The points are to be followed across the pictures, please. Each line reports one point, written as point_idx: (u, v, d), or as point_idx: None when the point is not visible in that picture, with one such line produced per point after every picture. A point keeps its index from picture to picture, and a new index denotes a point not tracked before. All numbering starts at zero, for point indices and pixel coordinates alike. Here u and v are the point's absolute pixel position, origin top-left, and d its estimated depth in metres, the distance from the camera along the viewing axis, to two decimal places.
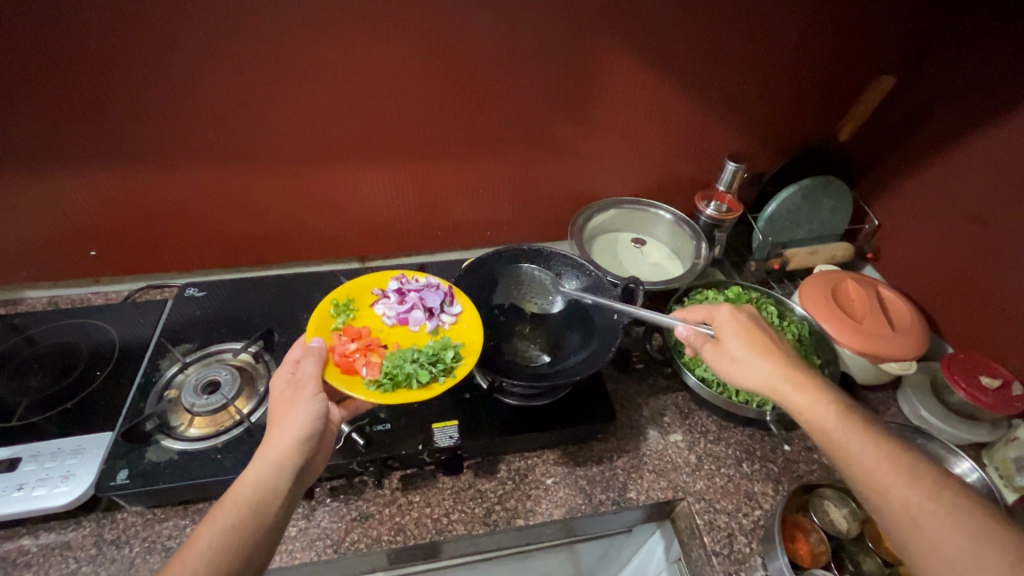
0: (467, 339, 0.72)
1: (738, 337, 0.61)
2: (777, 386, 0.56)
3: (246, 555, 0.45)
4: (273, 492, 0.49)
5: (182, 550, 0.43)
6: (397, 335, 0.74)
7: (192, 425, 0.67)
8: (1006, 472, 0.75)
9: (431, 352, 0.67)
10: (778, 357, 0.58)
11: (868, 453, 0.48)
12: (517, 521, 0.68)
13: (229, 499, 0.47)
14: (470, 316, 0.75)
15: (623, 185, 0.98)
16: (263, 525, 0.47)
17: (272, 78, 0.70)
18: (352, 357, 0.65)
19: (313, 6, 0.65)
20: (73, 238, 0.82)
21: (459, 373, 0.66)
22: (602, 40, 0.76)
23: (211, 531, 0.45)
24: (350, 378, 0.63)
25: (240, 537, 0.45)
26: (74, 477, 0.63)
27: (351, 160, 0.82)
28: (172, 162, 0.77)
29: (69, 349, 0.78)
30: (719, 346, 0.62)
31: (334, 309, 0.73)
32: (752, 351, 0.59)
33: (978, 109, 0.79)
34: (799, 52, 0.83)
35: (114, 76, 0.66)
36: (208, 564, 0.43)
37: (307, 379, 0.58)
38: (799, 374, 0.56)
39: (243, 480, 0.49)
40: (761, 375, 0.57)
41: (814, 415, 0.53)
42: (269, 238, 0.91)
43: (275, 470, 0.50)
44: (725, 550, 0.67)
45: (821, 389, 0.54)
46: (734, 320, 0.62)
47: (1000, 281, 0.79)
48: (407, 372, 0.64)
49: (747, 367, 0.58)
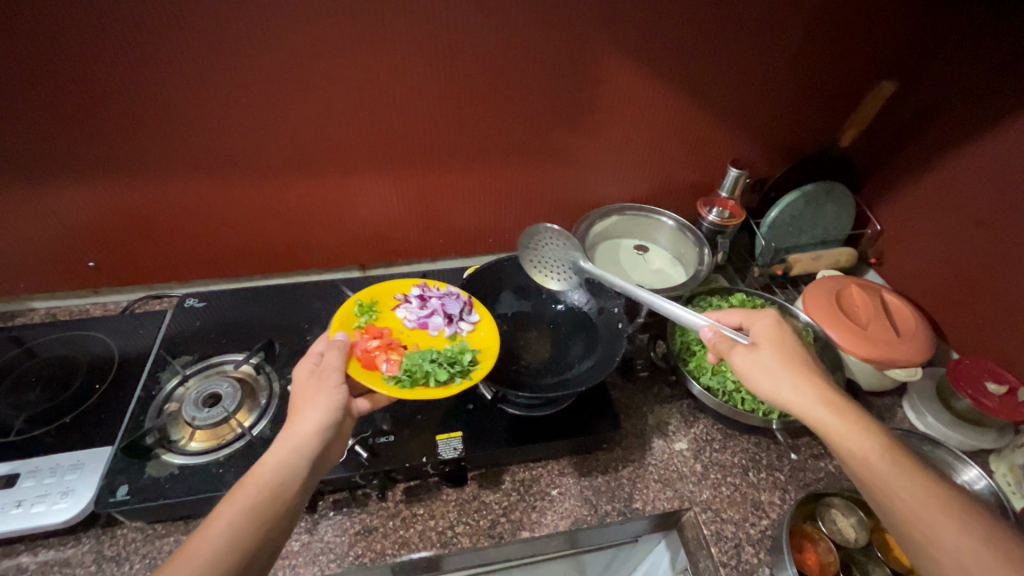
0: (483, 347, 0.72)
1: (774, 347, 0.57)
2: (808, 403, 0.53)
3: (261, 538, 0.45)
4: (291, 477, 0.49)
5: (203, 525, 0.44)
6: (416, 337, 0.73)
7: (193, 439, 0.67)
8: (1015, 479, 0.74)
9: (450, 354, 0.68)
10: (814, 374, 0.55)
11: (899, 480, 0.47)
12: (522, 532, 0.67)
13: (250, 478, 0.48)
14: (487, 325, 0.74)
15: (624, 191, 0.98)
16: (282, 508, 0.47)
17: (272, 88, 0.70)
18: (373, 353, 0.65)
19: (313, 17, 0.65)
20: (70, 249, 0.82)
21: (476, 376, 0.66)
22: (603, 48, 0.76)
23: (230, 511, 0.45)
24: (371, 373, 0.63)
25: (261, 516, 0.45)
26: (73, 493, 0.62)
27: (351, 169, 0.82)
28: (171, 172, 0.76)
29: (67, 361, 0.77)
30: (751, 351, 0.58)
31: (357, 308, 0.73)
32: (787, 363, 0.56)
33: (979, 114, 0.79)
34: (802, 57, 0.83)
35: (112, 87, 0.66)
36: (224, 544, 0.43)
37: (332, 369, 0.58)
38: (836, 394, 0.53)
39: (263, 462, 0.49)
40: (793, 389, 0.54)
41: (848, 438, 0.50)
42: (269, 247, 0.90)
43: (294, 456, 0.50)
44: (733, 561, 0.67)
45: (858, 413, 0.52)
46: (775, 329, 0.60)
47: (1004, 286, 0.79)
48: (426, 370, 0.64)
49: (775, 379, 0.55)
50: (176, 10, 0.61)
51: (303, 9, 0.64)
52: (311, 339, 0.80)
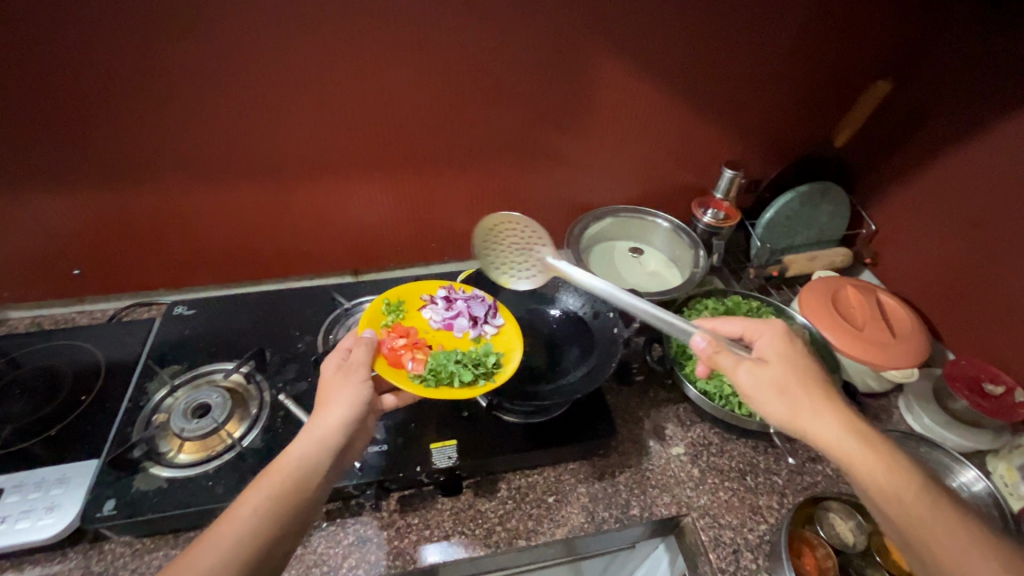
0: (506, 350, 0.73)
1: (785, 363, 0.55)
2: (830, 429, 0.50)
3: (287, 524, 0.47)
4: (314, 470, 0.50)
5: (229, 511, 0.46)
6: (442, 338, 0.75)
7: (182, 451, 0.65)
8: (1011, 480, 0.74)
9: (474, 356, 0.69)
10: (830, 395, 0.53)
11: (928, 514, 0.46)
12: (519, 541, 0.66)
13: (275, 468, 0.49)
14: (511, 329, 0.76)
15: (619, 193, 0.97)
16: (302, 501, 0.48)
17: (259, 92, 0.69)
18: (399, 351, 0.67)
19: (300, 20, 0.63)
20: (55, 257, 0.80)
21: (498, 379, 0.67)
22: (596, 50, 0.75)
23: (256, 498, 0.47)
24: (396, 371, 0.65)
25: (281, 507, 0.47)
26: (59, 508, 0.61)
27: (342, 173, 0.81)
28: (158, 178, 0.75)
29: (53, 372, 0.75)
30: (761, 367, 0.55)
31: (385, 306, 0.75)
32: (802, 383, 0.54)
33: (974, 114, 0.79)
34: (796, 58, 0.83)
35: (95, 92, 0.64)
36: (250, 530, 0.45)
37: (359, 364, 0.59)
38: (855, 417, 0.51)
39: (289, 452, 0.50)
40: (813, 413, 0.51)
41: (875, 470, 0.48)
42: (259, 253, 0.89)
43: (319, 448, 0.51)
44: (731, 567, 0.66)
45: (879, 438, 0.50)
46: (785, 342, 0.57)
47: (999, 287, 0.79)
48: (450, 371, 0.66)
49: (792, 401, 0.52)
50: (161, 14, 0.60)
51: (291, 11, 0.62)
52: (302, 346, 0.79)
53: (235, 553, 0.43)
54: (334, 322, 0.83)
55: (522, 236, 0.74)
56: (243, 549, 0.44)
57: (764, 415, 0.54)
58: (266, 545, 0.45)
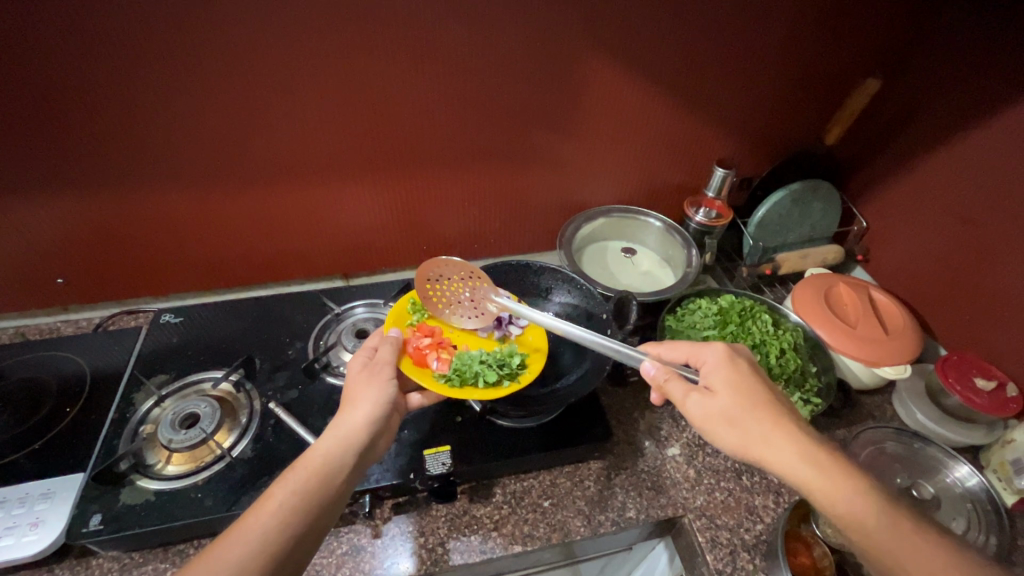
0: (530, 351, 0.72)
1: (731, 389, 0.54)
2: (783, 457, 0.49)
3: (311, 521, 0.46)
4: (338, 466, 0.50)
5: (255, 505, 0.46)
6: (465, 337, 0.75)
7: (170, 463, 0.64)
8: (1005, 474, 0.74)
9: (498, 356, 0.68)
10: (780, 418, 0.52)
11: (890, 535, 0.46)
12: (515, 547, 0.65)
13: (301, 465, 0.49)
14: (535, 330, 0.75)
15: (610, 193, 0.96)
16: (327, 496, 0.48)
17: (244, 95, 0.67)
18: (424, 350, 0.67)
19: (284, 22, 0.62)
20: (37, 265, 0.78)
21: (523, 380, 0.67)
22: (586, 49, 0.74)
23: (283, 492, 0.47)
24: (421, 370, 0.65)
25: (307, 502, 0.47)
26: (44, 524, 0.59)
27: (330, 177, 0.79)
28: (142, 184, 0.73)
29: (36, 384, 0.74)
30: (708, 397, 0.54)
31: (410, 306, 0.75)
32: (749, 408, 0.52)
33: (962, 110, 0.79)
34: (786, 56, 0.82)
35: (72, 97, 0.63)
36: (276, 523, 0.45)
37: (383, 363, 0.60)
38: (807, 439, 0.50)
39: (314, 448, 0.50)
40: (765, 441, 0.50)
41: (834, 496, 0.47)
42: (247, 258, 0.87)
43: (344, 445, 0.51)
44: (728, 568, 0.66)
45: (836, 458, 0.49)
46: (729, 365, 0.56)
47: (989, 282, 0.79)
48: (475, 371, 0.65)
49: (741, 430, 0.52)
50: (140, 15, 0.58)
51: (275, 11, 0.61)
52: (293, 353, 0.78)
53: (261, 547, 0.43)
54: (324, 328, 0.82)
55: (465, 278, 0.74)
56: (269, 542, 0.44)
57: (719, 446, 0.53)
58: (293, 538, 0.45)
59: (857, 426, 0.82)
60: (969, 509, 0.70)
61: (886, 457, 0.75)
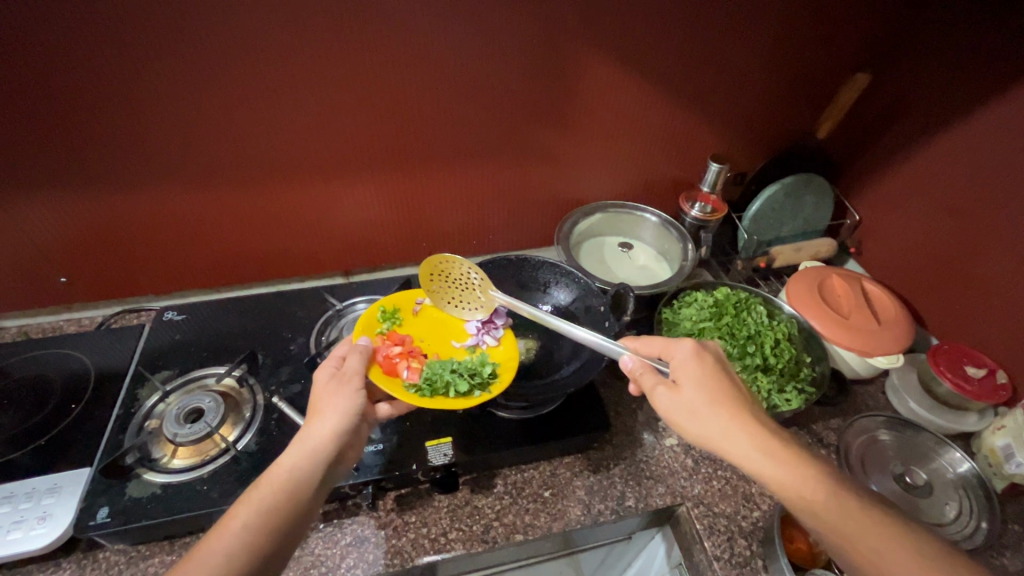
0: (502, 361, 0.71)
1: (695, 382, 0.55)
2: (739, 446, 0.51)
3: (280, 537, 0.47)
4: (307, 479, 0.50)
5: (218, 525, 0.46)
6: (437, 347, 0.74)
7: (176, 456, 0.65)
8: (995, 460, 0.75)
9: (470, 365, 0.67)
10: (740, 410, 0.53)
11: (839, 518, 0.47)
12: (516, 536, 0.66)
13: (265, 481, 0.49)
14: (509, 341, 0.74)
15: (607, 189, 0.98)
16: (297, 510, 0.48)
17: (246, 96, 0.69)
18: (394, 359, 0.66)
19: (285, 25, 0.63)
20: (41, 265, 0.79)
21: (495, 390, 0.65)
22: (581, 48, 0.76)
23: (246, 512, 0.47)
24: (391, 379, 0.64)
25: (273, 520, 0.47)
26: (51, 517, 0.60)
27: (331, 175, 0.81)
28: (143, 182, 0.74)
29: (42, 381, 0.74)
30: (673, 390, 0.55)
31: (380, 314, 0.74)
32: (711, 401, 0.54)
33: (950, 105, 0.81)
34: (777, 53, 0.84)
35: (76, 98, 0.63)
36: (243, 542, 0.45)
37: (353, 374, 0.58)
38: (764, 431, 0.51)
39: (279, 465, 0.50)
40: (724, 433, 0.52)
41: (791, 485, 0.48)
42: (249, 255, 0.89)
43: (312, 459, 0.51)
44: (727, 555, 0.67)
45: (794, 451, 0.50)
46: (696, 360, 0.57)
47: (978, 272, 0.81)
48: (445, 380, 0.64)
49: (702, 421, 0.53)
50: (138, 12, 0.58)
51: (274, 6, 0.62)
52: (295, 348, 0.79)
53: (227, 567, 0.44)
54: (327, 323, 0.83)
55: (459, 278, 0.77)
56: (234, 564, 0.44)
57: (683, 436, 0.54)
58: (264, 555, 0.45)
59: (851, 415, 0.83)
60: (961, 495, 0.72)
61: (880, 445, 0.77)
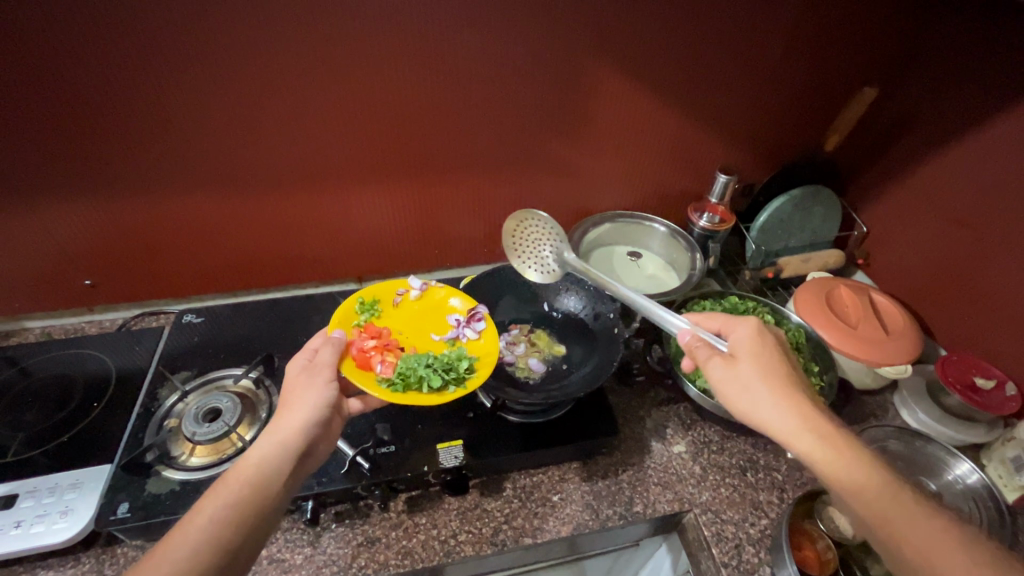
0: (481, 354, 0.72)
1: (752, 358, 0.56)
2: (786, 422, 0.52)
3: (248, 530, 0.47)
4: (275, 472, 0.51)
5: (184, 522, 0.46)
6: (415, 340, 0.76)
7: (193, 454, 0.67)
8: (1006, 472, 0.75)
9: (445, 360, 0.68)
10: (792, 388, 0.54)
11: (891, 507, 0.47)
12: (525, 539, 0.67)
13: (232, 475, 0.49)
14: (489, 334, 0.75)
15: (616, 200, 1.00)
16: (266, 503, 0.49)
17: (269, 106, 0.72)
18: (368, 353, 0.68)
19: (311, 39, 0.66)
20: (67, 268, 0.82)
21: (469, 384, 0.66)
22: (593, 62, 0.78)
23: (212, 506, 0.47)
24: (364, 373, 0.65)
25: (242, 514, 0.47)
26: (73, 512, 0.62)
27: (348, 184, 0.83)
28: (168, 189, 0.77)
29: (65, 380, 0.77)
30: (728, 363, 0.57)
31: (359, 306, 0.75)
32: (765, 378, 0.55)
33: (956, 118, 0.82)
34: (785, 67, 0.86)
35: (108, 107, 0.66)
36: (208, 535, 0.45)
37: (323, 365, 0.60)
38: (815, 411, 0.52)
39: (246, 458, 0.51)
40: (774, 409, 0.52)
41: (837, 465, 0.49)
42: (267, 261, 0.91)
43: (279, 451, 0.52)
44: (734, 562, 0.67)
45: (845, 436, 0.51)
46: (755, 337, 0.58)
47: (986, 284, 0.82)
48: (418, 375, 0.65)
49: (752, 395, 0.54)
50: (163, 15, 0.61)
51: (296, 12, 0.64)
52: None
53: (191, 566, 0.44)
54: None
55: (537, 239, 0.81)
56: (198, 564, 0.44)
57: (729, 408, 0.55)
58: (228, 550, 0.45)
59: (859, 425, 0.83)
60: (970, 507, 0.72)
61: (889, 456, 0.77)
